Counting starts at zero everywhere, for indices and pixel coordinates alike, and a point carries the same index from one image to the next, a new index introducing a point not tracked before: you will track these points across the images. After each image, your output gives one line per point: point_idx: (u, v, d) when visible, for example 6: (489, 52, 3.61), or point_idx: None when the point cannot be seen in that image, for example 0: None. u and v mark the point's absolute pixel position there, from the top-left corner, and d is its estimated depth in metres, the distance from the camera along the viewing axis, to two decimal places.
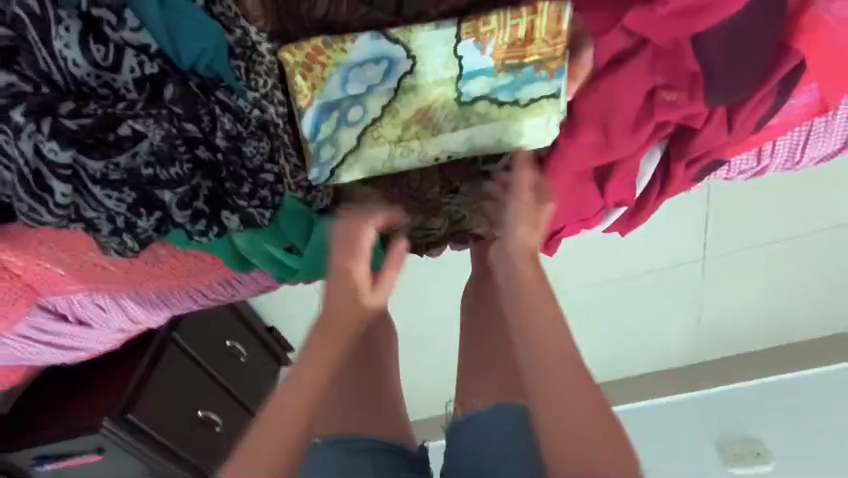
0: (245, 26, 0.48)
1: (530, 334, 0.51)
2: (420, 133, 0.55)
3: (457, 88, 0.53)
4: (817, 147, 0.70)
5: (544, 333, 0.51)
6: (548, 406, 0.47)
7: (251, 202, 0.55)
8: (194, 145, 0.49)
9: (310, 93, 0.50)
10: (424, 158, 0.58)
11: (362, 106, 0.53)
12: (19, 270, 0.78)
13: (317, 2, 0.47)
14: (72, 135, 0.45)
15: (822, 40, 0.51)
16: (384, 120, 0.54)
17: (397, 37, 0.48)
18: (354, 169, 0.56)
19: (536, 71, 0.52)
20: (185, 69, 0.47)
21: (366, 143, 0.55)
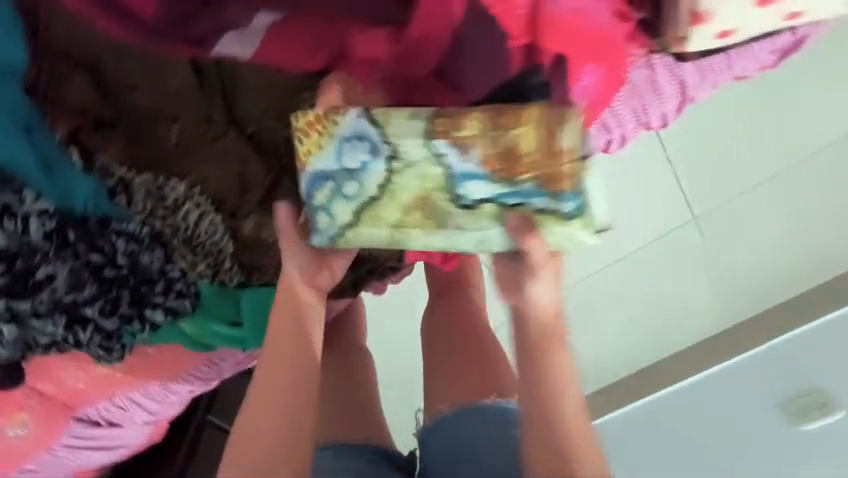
0: (117, 169, 0.63)
1: (538, 431, 0.60)
2: (419, 221, 0.62)
3: (454, 192, 0.59)
4: (658, 105, 0.73)
5: (551, 437, 0.59)
6: (545, 440, 0.59)
7: (167, 296, 0.69)
8: (101, 269, 0.63)
9: (305, 161, 0.59)
10: (425, 244, 0.64)
11: (358, 186, 0.60)
12: (50, 392, 0.97)
13: (169, 134, 0.65)
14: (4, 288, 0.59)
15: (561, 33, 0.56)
16: (384, 202, 0.61)
17: (377, 117, 0.56)
18: (350, 241, 0.64)
19: (535, 185, 0.57)
20: (80, 217, 0.61)
21: (361, 221, 0.62)
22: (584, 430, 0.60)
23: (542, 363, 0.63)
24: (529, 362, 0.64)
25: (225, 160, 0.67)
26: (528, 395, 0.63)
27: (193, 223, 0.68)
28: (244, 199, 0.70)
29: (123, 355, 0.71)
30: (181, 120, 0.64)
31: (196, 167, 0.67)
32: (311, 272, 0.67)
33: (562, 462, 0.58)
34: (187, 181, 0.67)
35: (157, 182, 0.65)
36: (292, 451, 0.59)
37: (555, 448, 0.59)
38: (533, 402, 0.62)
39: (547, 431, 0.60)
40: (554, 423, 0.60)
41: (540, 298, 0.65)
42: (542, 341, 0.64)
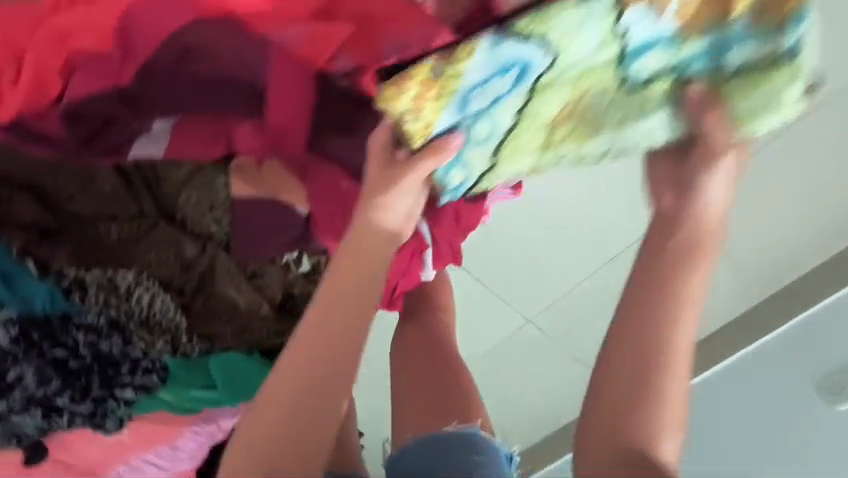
0: (67, 270, 0.71)
1: (621, 367, 0.62)
2: (567, 136, 0.67)
3: (623, 74, 0.59)
4: None
5: (636, 375, 0.61)
6: (652, 381, 0.61)
7: (134, 376, 0.76)
8: (65, 362, 0.71)
9: (422, 132, 0.57)
10: (578, 149, 0.70)
11: (493, 123, 0.60)
12: (72, 463, 1.07)
13: (110, 231, 0.72)
14: None
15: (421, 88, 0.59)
16: (521, 129, 0.63)
17: (527, 30, 0.50)
18: (578, 143, 0.69)
19: (744, 26, 0.55)
20: (41, 318, 0.69)
21: (501, 153, 0.66)
22: (675, 378, 0.62)
23: (652, 298, 0.64)
24: (635, 290, 0.65)
25: (164, 246, 0.73)
26: (624, 331, 0.63)
27: (146, 305, 0.75)
28: (189, 275, 0.76)
29: (119, 425, 0.77)
30: (120, 218, 0.72)
31: (139, 255, 0.73)
32: (398, 223, 0.62)
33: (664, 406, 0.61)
34: (135, 269, 0.74)
35: (105, 275, 0.72)
36: (310, 446, 0.58)
37: (624, 405, 0.61)
38: (622, 334, 0.63)
39: (628, 376, 0.61)
40: (638, 363, 0.62)
41: (709, 200, 0.66)
42: (672, 270, 0.65)
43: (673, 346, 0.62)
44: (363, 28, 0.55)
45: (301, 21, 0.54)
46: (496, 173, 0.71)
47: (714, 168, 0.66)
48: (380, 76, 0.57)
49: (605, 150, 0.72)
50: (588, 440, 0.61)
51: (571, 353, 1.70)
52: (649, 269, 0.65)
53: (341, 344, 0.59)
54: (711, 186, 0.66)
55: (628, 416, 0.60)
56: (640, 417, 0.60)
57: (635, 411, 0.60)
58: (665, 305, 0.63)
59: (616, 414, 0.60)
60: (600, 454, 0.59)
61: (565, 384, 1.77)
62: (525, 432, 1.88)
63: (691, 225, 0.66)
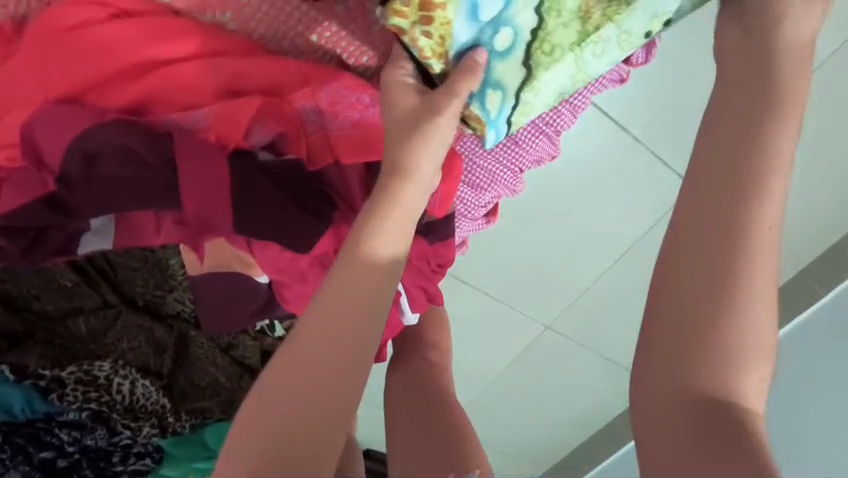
0: (40, 371, 0.69)
1: (692, 276, 0.47)
2: (605, 13, 0.53)
3: None
4: (525, 153, 0.72)
5: (712, 288, 0.46)
6: (725, 302, 0.46)
7: (127, 462, 0.76)
8: (54, 460, 0.71)
9: (441, 52, 0.53)
10: (630, 40, 0.56)
11: (513, 28, 0.53)
12: None
13: (78, 325, 0.72)
14: None
15: (347, 148, 0.57)
16: (548, 21, 0.53)
17: None
18: (617, 35, 0.55)
19: None
20: (24, 421, 0.70)
21: (535, 59, 0.55)
22: (763, 291, 0.46)
23: (728, 183, 0.48)
24: (702, 176, 0.49)
25: (134, 333, 0.74)
26: (691, 229, 0.48)
27: (128, 392, 0.74)
28: (164, 357, 0.76)
29: None
30: (86, 311, 0.71)
31: (112, 344, 0.73)
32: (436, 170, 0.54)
33: (748, 330, 0.46)
34: (111, 358, 0.73)
35: (81, 370, 0.71)
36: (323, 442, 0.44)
37: (688, 332, 0.46)
38: (690, 235, 0.48)
39: (701, 288, 0.46)
40: (708, 274, 0.46)
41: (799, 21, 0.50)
42: (747, 135, 0.49)
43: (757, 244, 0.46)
44: (269, 102, 0.54)
45: (208, 105, 0.53)
46: (540, 92, 0.58)
47: (784, 10, 0.50)
48: (301, 143, 0.56)
49: (650, 29, 0.56)
50: (647, 372, 0.47)
51: (597, 352, 1.62)
52: (714, 150, 0.50)
53: (367, 300, 0.48)
54: (795, 36, 0.51)
55: (700, 335, 0.46)
56: (710, 352, 0.45)
57: (710, 336, 0.46)
58: (750, 192, 0.48)
59: (684, 339, 0.46)
60: (668, 391, 0.45)
61: (595, 386, 1.70)
62: (563, 437, 1.83)
63: (777, 76, 0.51)
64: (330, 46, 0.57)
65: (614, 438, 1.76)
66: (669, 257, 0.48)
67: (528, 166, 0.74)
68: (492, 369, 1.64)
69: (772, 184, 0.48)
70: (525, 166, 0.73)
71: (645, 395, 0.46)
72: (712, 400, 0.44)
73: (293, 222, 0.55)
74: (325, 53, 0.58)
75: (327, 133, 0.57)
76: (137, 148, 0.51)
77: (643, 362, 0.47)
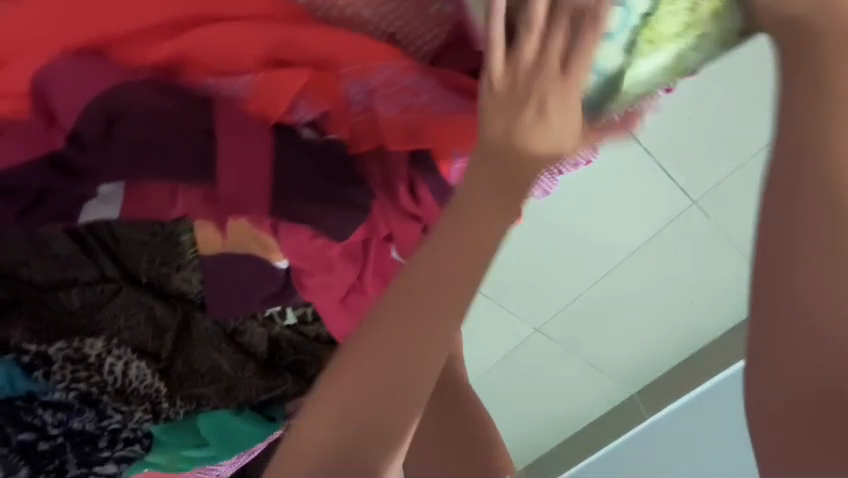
0: (29, 346, 0.64)
1: (793, 279, 0.41)
2: (711, 9, 0.53)
3: None
4: (568, 154, 0.68)
5: (822, 288, 0.40)
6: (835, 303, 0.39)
7: (115, 447, 0.71)
8: (35, 444, 0.65)
9: None
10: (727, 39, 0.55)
11: (626, 8, 0.51)
12: None
13: (71, 300, 0.66)
14: None
15: (396, 132, 0.52)
16: (660, 10, 0.52)
17: None
18: (718, 31, 0.54)
19: None
20: (4, 400, 0.64)
21: (637, 49, 0.54)
22: None
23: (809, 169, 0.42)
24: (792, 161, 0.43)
25: (132, 311, 0.67)
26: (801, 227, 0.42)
27: (119, 374, 0.69)
28: (163, 340, 0.70)
29: None
30: (80, 283, 0.65)
31: (106, 323, 0.68)
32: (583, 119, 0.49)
33: None
34: (104, 336, 0.68)
35: (71, 347, 0.66)
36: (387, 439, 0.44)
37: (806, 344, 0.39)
38: (787, 232, 0.42)
39: (809, 290, 0.40)
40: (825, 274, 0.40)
41: None
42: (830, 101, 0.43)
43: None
44: (321, 76, 0.49)
45: (251, 72, 0.48)
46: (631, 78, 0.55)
47: None
48: (345, 122, 0.52)
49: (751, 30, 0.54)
50: (766, 379, 0.40)
51: (584, 359, 1.64)
52: (798, 136, 0.43)
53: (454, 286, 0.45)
54: None
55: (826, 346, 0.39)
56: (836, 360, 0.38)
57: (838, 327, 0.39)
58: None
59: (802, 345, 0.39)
60: (792, 393, 0.39)
61: (580, 389, 1.72)
62: (542, 438, 1.85)
63: None
64: (385, 23, 0.53)
65: (592, 441, 1.80)
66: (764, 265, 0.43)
67: (566, 170, 0.71)
68: (481, 367, 1.64)
69: None
70: (564, 169, 0.70)
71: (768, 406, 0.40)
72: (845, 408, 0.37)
73: (327, 211, 0.50)
74: (377, 28, 0.53)
75: (380, 115, 0.51)
76: (169, 111, 0.47)
77: (750, 371, 0.42)
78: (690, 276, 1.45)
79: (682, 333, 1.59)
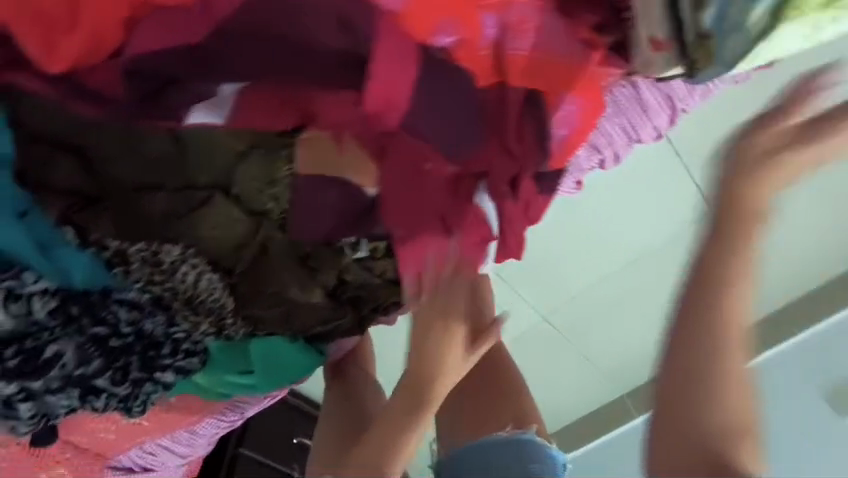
0: (112, 243, 0.65)
1: (700, 392, 0.55)
2: None
3: None
4: (648, 122, 0.71)
5: (699, 390, 0.55)
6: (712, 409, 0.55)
7: (176, 356, 0.71)
8: (106, 339, 0.65)
9: None
10: None
11: None
12: (85, 444, 1.02)
13: (156, 203, 0.66)
14: (14, 369, 0.60)
15: (520, 68, 0.56)
16: None
17: None
18: None
19: None
20: (81, 292, 0.65)
21: None
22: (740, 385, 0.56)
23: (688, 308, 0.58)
24: (711, 258, 0.58)
25: (215, 222, 0.68)
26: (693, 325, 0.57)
27: (192, 284, 0.70)
28: (239, 256, 0.70)
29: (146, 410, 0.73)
30: (167, 188, 0.66)
31: (186, 231, 0.68)
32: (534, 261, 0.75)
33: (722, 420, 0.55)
34: (181, 244, 0.68)
35: (151, 250, 0.67)
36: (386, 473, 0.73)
37: (690, 426, 0.55)
38: (688, 350, 0.57)
39: (696, 395, 0.55)
40: (702, 356, 0.56)
41: None
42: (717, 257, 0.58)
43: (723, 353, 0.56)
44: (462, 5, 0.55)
45: None
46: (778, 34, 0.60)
47: None
48: (475, 54, 0.56)
49: None
50: (669, 447, 0.56)
51: (583, 353, 1.70)
52: (702, 283, 0.58)
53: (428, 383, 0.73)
54: None
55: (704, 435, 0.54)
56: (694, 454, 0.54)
57: (713, 415, 0.55)
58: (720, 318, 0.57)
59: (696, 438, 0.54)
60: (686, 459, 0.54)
61: (575, 383, 1.78)
62: None
63: None
64: None
65: (581, 433, 1.86)
66: (671, 372, 0.57)
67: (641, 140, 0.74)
68: None
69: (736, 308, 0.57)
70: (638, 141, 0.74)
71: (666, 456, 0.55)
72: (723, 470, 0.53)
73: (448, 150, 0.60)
74: None
75: (508, 50, 0.56)
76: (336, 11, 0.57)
77: (657, 451, 0.56)
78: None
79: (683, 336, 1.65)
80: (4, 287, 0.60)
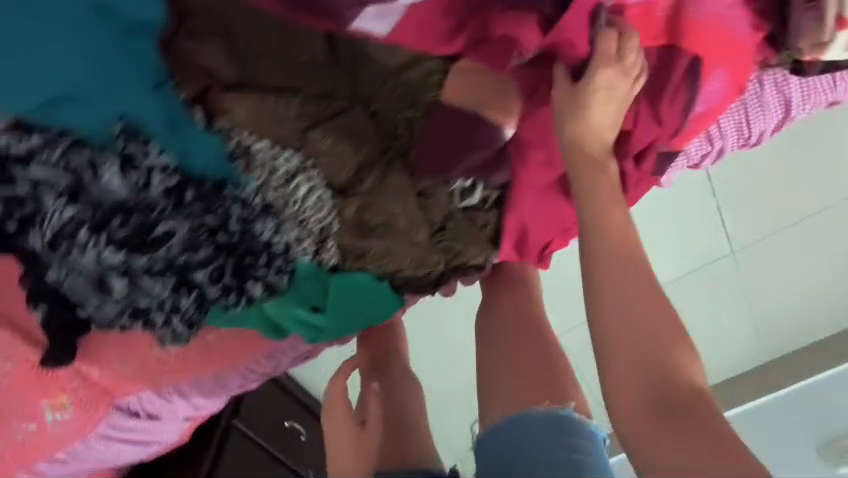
0: (240, 136, 0.61)
1: (635, 331, 0.58)
2: None
3: None
4: (760, 121, 0.74)
5: (631, 333, 0.58)
6: (640, 341, 0.58)
7: (269, 270, 0.67)
8: (215, 232, 0.61)
9: None
10: None
11: None
12: (95, 377, 0.92)
13: (291, 106, 0.62)
14: (121, 241, 0.55)
15: (697, 33, 0.60)
16: None
17: None
18: None
19: None
20: (199, 178, 0.60)
21: None
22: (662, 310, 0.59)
23: (594, 265, 0.61)
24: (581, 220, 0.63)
25: (344, 136, 0.65)
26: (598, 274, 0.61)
27: (303, 197, 0.66)
28: (357, 178, 0.68)
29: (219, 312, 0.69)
30: (306, 93, 0.63)
31: (314, 142, 0.65)
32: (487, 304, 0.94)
33: (645, 347, 0.57)
34: (303, 154, 0.65)
35: (274, 152, 0.63)
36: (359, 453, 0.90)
37: (636, 372, 0.57)
38: (607, 298, 0.60)
39: (629, 337, 0.58)
40: (633, 302, 0.59)
41: None
42: (604, 206, 0.63)
43: (638, 292, 0.60)
44: None
45: None
46: None
47: None
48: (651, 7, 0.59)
49: None
50: (620, 398, 0.57)
51: None
52: (595, 226, 0.62)
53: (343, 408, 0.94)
54: None
55: (658, 375, 0.56)
56: (645, 395, 0.56)
57: (644, 355, 0.57)
58: (621, 257, 0.61)
59: (642, 386, 0.56)
60: (644, 398, 0.56)
61: None
62: None
63: None
64: None
65: None
66: (602, 340, 0.59)
67: (746, 140, 0.77)
68: None
69: (630, 240, 0.62)
70: (739, 141, 0.77)
71: (621, 400, 0.56)
72: (676, 403, 0.54)
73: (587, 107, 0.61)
74: None
75: (691, 13, 0.59)
76: None
77: (617, 418, 0.57)
78: (726, 326, 1.48)
79: (709, 382, 1.56)
80: (126, 153, 0.56)
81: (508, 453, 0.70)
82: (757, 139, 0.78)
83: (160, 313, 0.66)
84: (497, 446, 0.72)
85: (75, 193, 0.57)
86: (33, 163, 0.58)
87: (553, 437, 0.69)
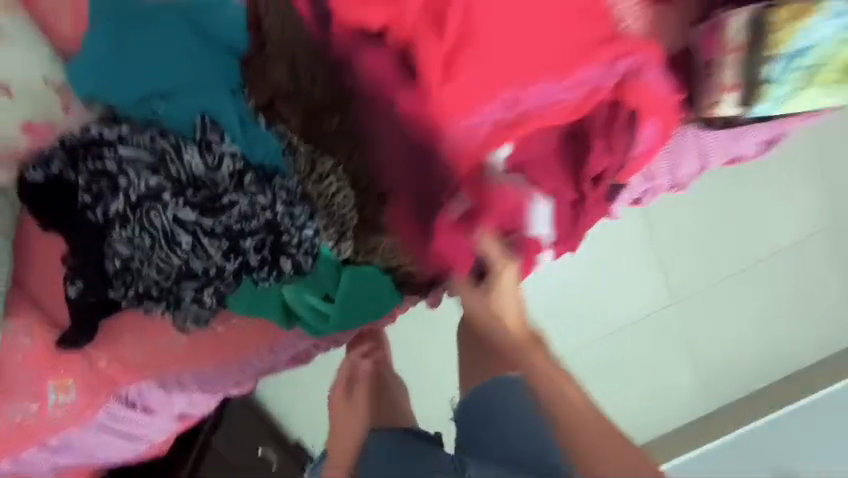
0: (290, 136, 0.78)
1: (581, 431, 0.74)
2: None
3: None
4: (685, 165, 0.98)
5: (579, 437, 0.74)
6: (586, 439, 0.74)
7: (299, 250, 0.79)
8: (264, 209, 0.75)
9: (777, 47, 0.71)
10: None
11: (822, 52, 0.72)
12: (102, 363, 0.97)
13: (333, 119, 0.78)
14: (195, 203, 0.73)
15: (640, 91, 0.79)
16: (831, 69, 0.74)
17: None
18: None
19: None
20: (259, 166, 0.75)
21: (808, 88, 0.76)
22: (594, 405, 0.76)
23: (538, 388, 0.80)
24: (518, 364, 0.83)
25: (370, 146, 0.79)
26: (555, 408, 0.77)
27: (333, 194, 0.80)
28: (378, 182, 0.81)
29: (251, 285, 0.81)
30: (345, 109, 0.77)
31: (346, 150, 0.79)
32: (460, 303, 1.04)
33: (594, 444, 0.73)
34: (335, 159, 0.79)
35: (315, 154, 0.78)
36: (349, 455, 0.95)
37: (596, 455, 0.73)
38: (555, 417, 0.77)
39: (578, 434, 0.74)
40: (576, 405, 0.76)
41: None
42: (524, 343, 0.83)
43: (576, 399, 0.76)
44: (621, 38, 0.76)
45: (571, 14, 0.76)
46: (793, 102, 0.78)
47: None
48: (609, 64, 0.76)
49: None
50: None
51: None
52: (529, 367, 0.81)
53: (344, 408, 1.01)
54: None
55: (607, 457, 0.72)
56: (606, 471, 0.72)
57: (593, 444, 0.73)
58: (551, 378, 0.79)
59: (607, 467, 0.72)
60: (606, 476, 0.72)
61: None
62: None
63: None
64: None
65: None
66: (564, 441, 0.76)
67: (674, 179, 1.02)
68: None
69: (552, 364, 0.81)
70: (669, 179, 1.01)
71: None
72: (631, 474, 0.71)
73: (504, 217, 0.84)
74: None
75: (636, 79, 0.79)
76: None
77: None
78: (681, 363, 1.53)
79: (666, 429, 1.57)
80: (206, 139, 0.73)
81: (481, 419, 0.90)
82: (674, 187, 1.05)
83: (205, 279, 0.79)
84: (473, 411, 0.92)
85: (167, 165, 0.73)
86: (128, 148, 0.73)
87: (518, 402, 0.88)
